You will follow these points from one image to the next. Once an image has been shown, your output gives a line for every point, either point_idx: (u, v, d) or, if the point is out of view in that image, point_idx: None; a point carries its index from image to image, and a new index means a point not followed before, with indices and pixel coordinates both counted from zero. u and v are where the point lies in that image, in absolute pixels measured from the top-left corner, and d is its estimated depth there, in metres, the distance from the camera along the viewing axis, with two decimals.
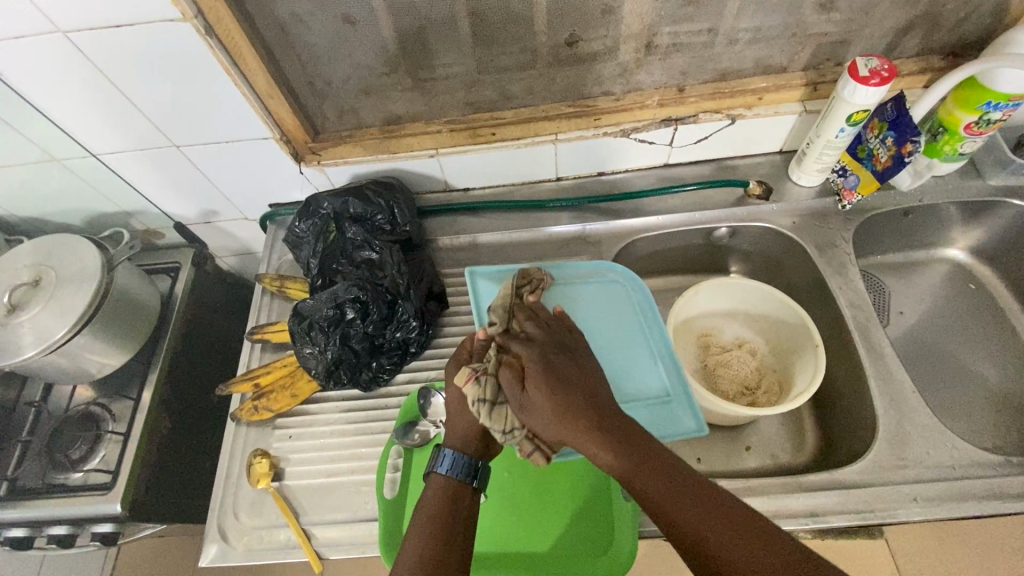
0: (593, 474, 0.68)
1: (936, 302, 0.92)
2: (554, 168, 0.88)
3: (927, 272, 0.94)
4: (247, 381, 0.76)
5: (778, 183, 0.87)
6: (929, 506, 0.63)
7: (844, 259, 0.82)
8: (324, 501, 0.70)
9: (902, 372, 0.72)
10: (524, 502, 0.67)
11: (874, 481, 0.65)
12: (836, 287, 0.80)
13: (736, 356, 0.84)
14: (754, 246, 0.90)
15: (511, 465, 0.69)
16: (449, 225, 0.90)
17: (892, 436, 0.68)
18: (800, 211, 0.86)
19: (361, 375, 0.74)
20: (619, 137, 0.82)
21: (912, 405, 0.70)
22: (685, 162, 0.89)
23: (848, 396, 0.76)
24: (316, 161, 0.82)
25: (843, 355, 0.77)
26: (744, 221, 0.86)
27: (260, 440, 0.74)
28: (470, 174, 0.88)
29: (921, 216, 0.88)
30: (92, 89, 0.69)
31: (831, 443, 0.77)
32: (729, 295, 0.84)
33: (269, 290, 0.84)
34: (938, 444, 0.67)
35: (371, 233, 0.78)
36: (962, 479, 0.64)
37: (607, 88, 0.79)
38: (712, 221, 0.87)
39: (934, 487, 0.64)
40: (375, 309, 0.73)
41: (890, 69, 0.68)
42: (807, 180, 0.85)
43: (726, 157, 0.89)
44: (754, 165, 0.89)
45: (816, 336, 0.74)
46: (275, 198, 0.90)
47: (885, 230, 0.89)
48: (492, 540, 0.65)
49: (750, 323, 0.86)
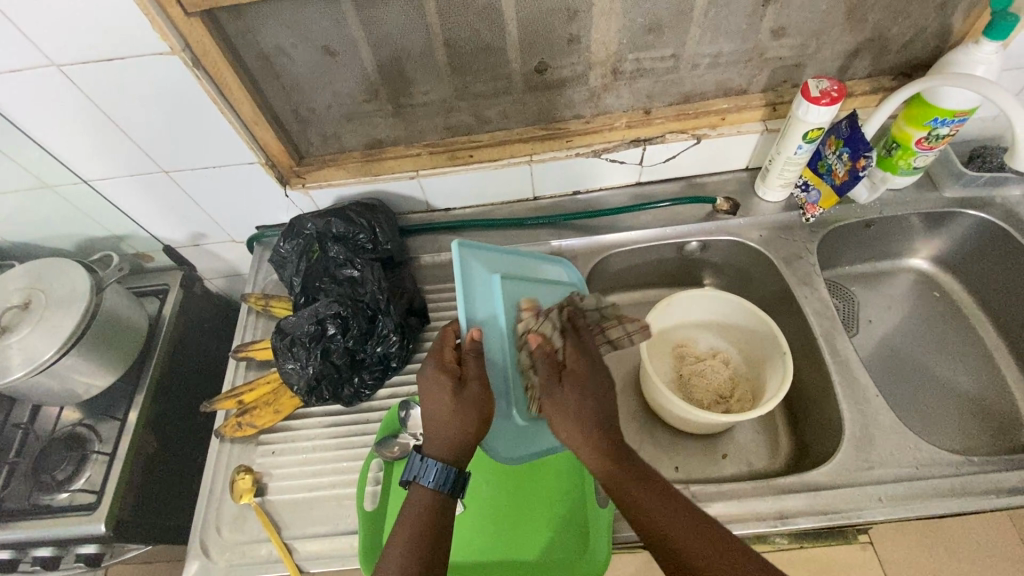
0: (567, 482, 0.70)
1: (903, 309, 0.95)
2: (530, 188, 0.92)
3: (894, 281, 0.97)
4: (232, 398, 0.77)
5: (745, 199, 0.91)
6: (893, 506, 0.65)
7: (809, 269, 0.85)
8: (305, 514, 0.71)
9: (866, 377, 0.74)
10: (505, 508, 0.69)
11: (842, 482, 0.67)
12: (802, 297, 0.82)
13: (709, 365, 0.87)
14: (725, 259, 0.93)
15: (488, 476, 0.71)
16: (431, 243, 0.93)
17: (858, 438, 0.70)
18: (766, 224, 0.90)
19: (343, 390, 0.76)
20: (591, 158, 0.86)
21: (876, 407, 0.72)
22: (657, 180, 0.93)
23: (817, 401, 0.78)
24: (300, 184, 0.86)
25: (811, 361, 0.80)
26: (714, 235, 0.90)
27: (244, 456, 0.75)
28: (449, 194, 0.91)
29: (882, 228, 0.91)
30: (85, 118, 0.73)
31: (803, 448, 0.79)
32: (702, 307, 0.87)
33: (255, 309, 0.87)
34: (901, 446, 0.69)
35: (353, 251, 0.81)
36: (925, 478, 0.66)
37: (577, 111, 0.84)
38: (682, 236, 0.90)
39: (898, 487, 0.66)
40: (356, 324, 0.75)
41: (839, 90, 0.72)
42: (772, 195, 0.88)
43: (695, 175, 0.93)
44: (722, 182, 0.93)
45: (784, 344, 0.77)
46: (261, 220, 0.93)
47: (850, 241, 0.93)
48: (473, 546, 0.67)
49: (723, 334, 0.88)
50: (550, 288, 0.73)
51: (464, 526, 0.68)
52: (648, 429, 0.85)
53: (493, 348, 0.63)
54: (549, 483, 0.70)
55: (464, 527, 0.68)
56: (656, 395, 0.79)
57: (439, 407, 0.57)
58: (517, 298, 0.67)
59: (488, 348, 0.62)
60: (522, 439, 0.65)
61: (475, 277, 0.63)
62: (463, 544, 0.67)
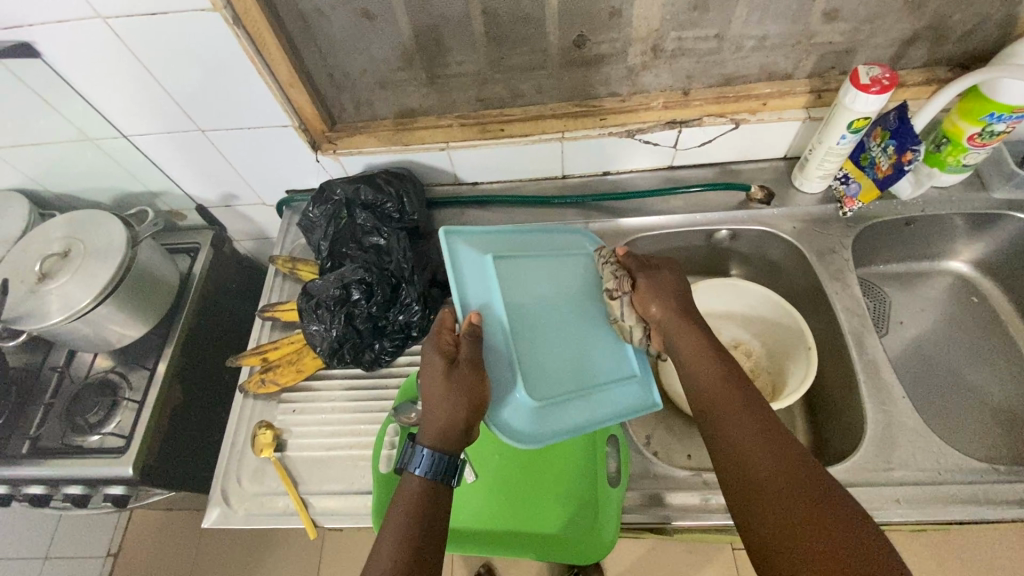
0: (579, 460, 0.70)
1: (936, 312, 0.92)
2: (560, 166, 0.91)
3: (929, 283, 0.94)
4: (256, 355, 0.79)
5: (781, 189, 0.89)
6: (911, 509, 0.64)
7: (842, 264, 0.82)
8: (322, 472, 0.73)
9: (894, 378, 0.72)
10: (510, 485, 0.69)
11: (859, 481, 0.66)
12: (833, 292, 0.80)
13: (730, 356, 0.86)
14: (754, 250, 0.91)
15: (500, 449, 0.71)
16: (456, 216, 0.93)
17: (880, 438, 0.69)
18: (800, 216, 0.87)
19: (363, 355, 0.77)
20: (624, 138, 0.84)
21: (902, 409, 0.70)
22: (690, 164, 0.91)
23: (839, 399, 0.76)
24: (332, 150, 0.86)
25: (837, 358, 0.78)
26: (745, 224, 0.88)
27: (265, 412, 0.78)
28: (477, 168, 0.91)
29: (923, 226, 0.88)
30: (129, 73, 0.74)
31: (820, 445, 0.78)
32: (727, 296, 0.85)
33: (282, 271, 0.88)
34: (924, 449, 0.67)
35: (380, 219, 0.81)
36: (945, 483, 0.65)
37: (613, 89, 0.82)
38: (713, 223, 0.88)
39: (917, 490, 0.65)
40: (380, 291, 0.76)
41: (891, 78, 0.69)
42: (809, 186, 0.86)
43: (730, 161, 0.91)
44: (758, 170, 0.90)
45: (809, 339, 0.75)
46: (292, 184, 0.95)
47: (887, 238, 0.89)
48: (469, 516, 0.68)
49: (747, 326, 0.87)
50: (566, 263, 0.73)
51: (463, 496, 0.69)
52: (662, 416, 0.84)
53: (494, 331, 0.63)
54: (561, 465, 0.70)
55: (464, 499, 0.69)
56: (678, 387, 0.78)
57: (436, 396, 0.57)
58: (518, 272, 0.67)
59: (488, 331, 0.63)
60: (556, 419, 0.63)
61: (463, 259, 0.65)
62: (460, 513, 0.68)
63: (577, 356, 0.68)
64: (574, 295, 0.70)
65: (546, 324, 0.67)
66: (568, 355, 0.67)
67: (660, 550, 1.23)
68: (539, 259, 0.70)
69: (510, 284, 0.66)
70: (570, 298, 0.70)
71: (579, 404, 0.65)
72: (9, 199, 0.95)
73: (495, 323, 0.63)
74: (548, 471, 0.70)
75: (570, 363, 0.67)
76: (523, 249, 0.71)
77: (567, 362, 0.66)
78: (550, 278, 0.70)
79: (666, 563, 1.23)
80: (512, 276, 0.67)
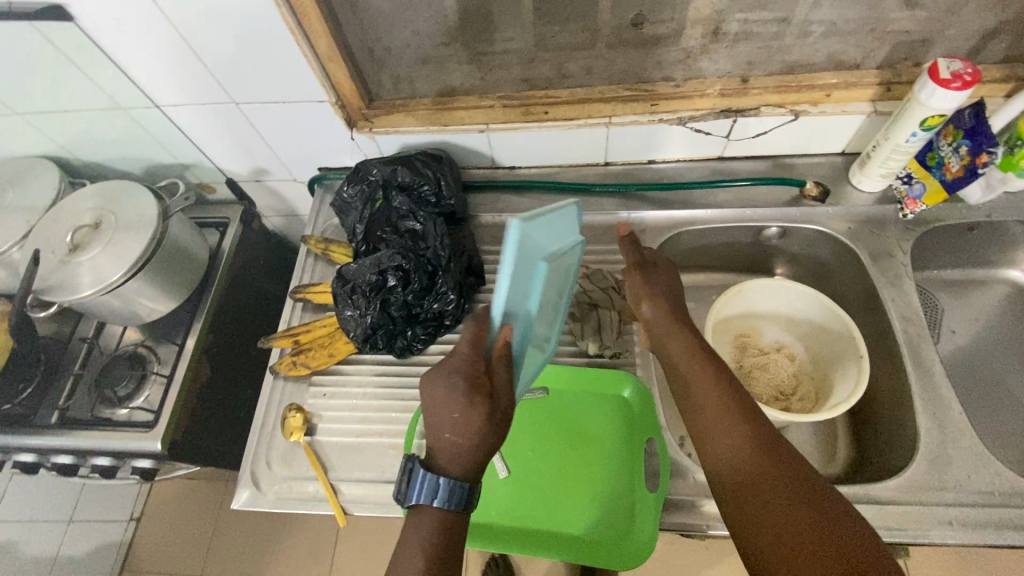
0: (616, 461, 0.68)
1: (991, 323, 0.88)
2: (603, 153, 0.87)
3: (986, 292, 0.89)
4: (288, 338, 0.78)
5: (836, 186, 0.84)
6: (964, 531, 0.61)
7: (899, 269, 0.78)
8: (352, 459, 0.72)
9: (951, 392, 0.69)
10: (540, 481, 0.68)
11: (909, 499, 0.63)
12: (888, 298, 0.76)
13: (773, 359, 0.83)
14: (803, 249, 0.87)
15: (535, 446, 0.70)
16: (492, 202, 0.90)
17: (933, 456, 0.65)
18: (856, 216, 0.83)
19: (396, 341, 0.75)
20: (675, 125, 0.80)
21: (958, 426, 0.67)
22: (740, 156, 0.87)
23: (889, 411, 0.73)
24: (367, 128, 0.83)
25: (889, 368, 0.74)
26: (796, 221, 0.84)
27: (295, 395, 0.76)
28: (517, 152, 0.87)
29: (987, 233, 0.83)
30: (164, 40, 0.71)
31: (864, 457, 0.76)
32: (772, 297, 0.82)
33: (314, 252, 0.86)
34: (981, 469, 0.64)
35: (417, 203, 0.79)
36: (1003, 507, 0.62)
37: (667, 73, 0.77)
38: (762, 219, 0.84)
39: (972, 513, 0.62)
40: (416, 279, 0.73)
41: (975, 73, 0.64)
42: (868, 184, 0.81)
43: (783, 155, 0.86)
44: (812, 166, 0.86)
45: (863, 347, 0.71)
46: (325, 161, 0.92)
47: (947, 243, 0.85)
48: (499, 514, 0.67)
49: (790, 328, 0.84)
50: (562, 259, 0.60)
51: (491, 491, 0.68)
52: None
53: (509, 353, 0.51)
54: (597, 465, 0.68)
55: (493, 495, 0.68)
56: None
57: (457, 422, 0.51)
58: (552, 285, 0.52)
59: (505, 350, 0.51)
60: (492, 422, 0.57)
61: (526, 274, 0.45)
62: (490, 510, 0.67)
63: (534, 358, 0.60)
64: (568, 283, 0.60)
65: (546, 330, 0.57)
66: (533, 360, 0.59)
67: (679, 546, 1.22)
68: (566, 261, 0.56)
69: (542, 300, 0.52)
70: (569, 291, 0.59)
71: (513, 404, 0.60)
72: (39, 165, 0.94)
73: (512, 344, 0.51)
74: (580, 469, 0.68)
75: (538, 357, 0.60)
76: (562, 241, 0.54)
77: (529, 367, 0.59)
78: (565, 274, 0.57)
79: (685, 559, 1.21)
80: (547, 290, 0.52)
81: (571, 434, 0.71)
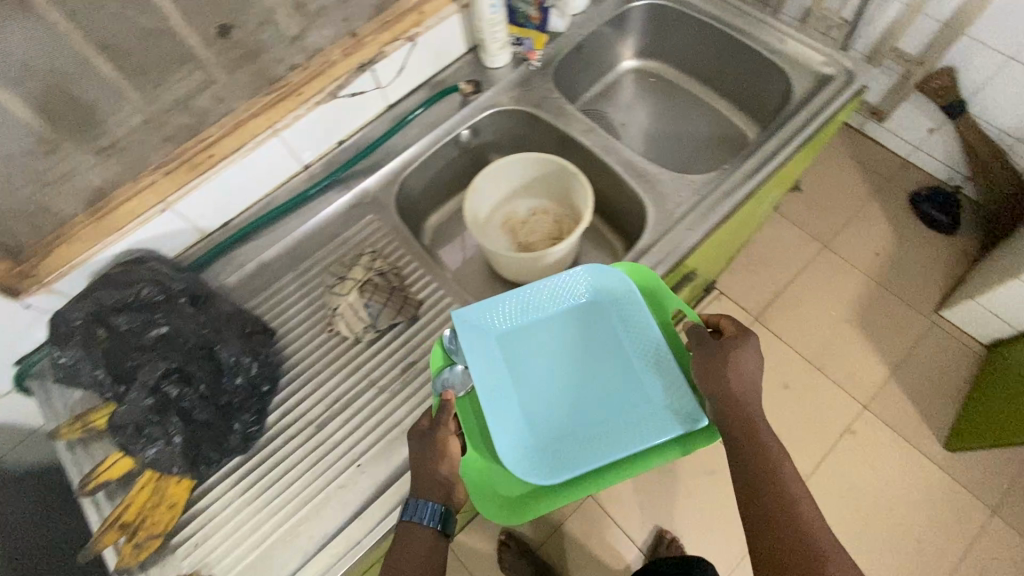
0: (651, 366, 0.74)
1: (638, 104, 1.15)
2: (293, 160, 0.88)
3: (621, 87, 1.15)
4: (113, 529, 0.66)
5: (482, 74, 0.98)
6: (700, 226, 0.81)
7: (558, 103, 0.97)
8: (268, 567, 0.65)
9: (636, 156, 0.90)
10: (593, 421, 0.72)
11: (659, 236, 0.82)
12: (566, 125, 0.94)
13: (533, 224, 0.99)
14: (498, 133, 1.01)
15: (567, 396, 0.74)
16: (228, 264, 0.85)
17: (654, 199, 0.85)
18: (509, 85, 0.98)
19: (227, 440, 0.69)
20: (330, 101, 0.85)
21: (653, 173, 0.88)
22: (402, 96, 0.96)
23: (619, 195, 0.92)
24: (36, 284, 0.71)
25: (599, 169, 0.93)
26: (476, 116, 0.96)
27: (168, 571, 0.65)
28: (217, 208, 0.83)
29: (592, 48, 1.06)
30: None
31: (631, 236, 0.94)
32: (502, 181, 0.94)
33: (76, 439, 0.73)
34: (682, 186, 0.86)
35: (147, 311, 0.71)
36: (707, 197, 0.83)
37: (289, 63, 0.82)
38: (452, 129, 0.95)
39: (696, 213, 0.82)
40: (196, 369, 0.69)
41: None
42: (499, 61, 0.97)
43: (431, 76, 0.98)
44: (457, 71, 0.99)
45: (572, 169, 0.88)
46: (15, 352, 0.76)
47: (576, 70, 1.06)
48: (497, 484, 0.69)
49: (531, 194, 0.98)
50: (574, 319, 0.78)
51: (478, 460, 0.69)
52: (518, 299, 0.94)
53: (586, 420, 0.72)
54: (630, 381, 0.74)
55: (489, 460, 0.70)
56: (516, 267, 0.88)
57: (428, 473, 0.64)
58: (611, 372, 0.75)
59: (594, 420, 0.72)
60: (529, 455, 0.70)
61: (653, 402, 0.72)
62: (489, 483, 0.68)
63: (545, 382, 0.75)
64: (607, 337, 0.77)
65: (595, 381, 0.75)
66: (552, 388, 0.75)
67: None
68: (615, 345, 0.77)
69: (606, 383, 0.75)
70: (611, 347, 0.77)
71: (523, 423, 0.72)
72: None
73: (586, 419, 0.72)
74: (622, 390, 0.74)
75: (553, 383, 0.75)
76: (647, 353, 0.75)
77: (546, 396, 0.74)
78: (623, 365, 0.75)
79: None
80: (616, 378, 0.75)
81: (590, 367, 0.76)
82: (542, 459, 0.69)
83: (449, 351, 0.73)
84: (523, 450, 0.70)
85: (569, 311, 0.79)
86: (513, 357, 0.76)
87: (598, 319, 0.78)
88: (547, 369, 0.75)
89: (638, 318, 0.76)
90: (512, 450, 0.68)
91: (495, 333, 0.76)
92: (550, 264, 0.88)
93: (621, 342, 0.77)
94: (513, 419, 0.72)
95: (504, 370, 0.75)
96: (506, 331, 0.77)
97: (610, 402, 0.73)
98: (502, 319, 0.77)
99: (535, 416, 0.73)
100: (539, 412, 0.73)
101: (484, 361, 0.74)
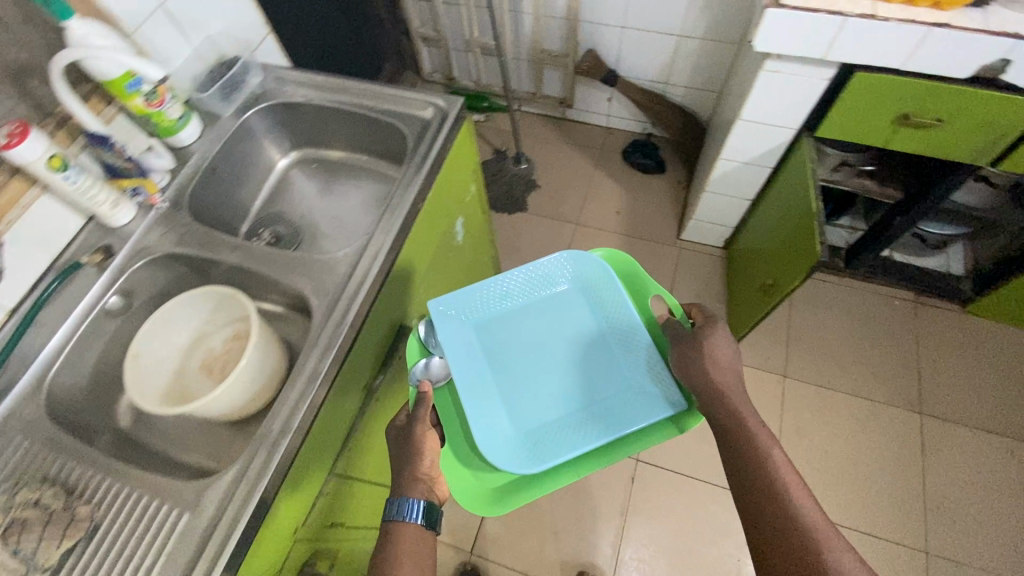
0: (636, 348, 0.88)
1: (312, 192, 1.17)
2: None
3: (290, 183, 1.18)
4: None
5: (111, 236, 0.93)
6: (360, 297, 0.84)
7: (201, 231, 0.95)
8: None
9: (288, 255, 0.92)
10: (586, 412, 0.84)
11: (327, 321, 0.83)
12: (215, 250, 0.92)
13: (230, 354, 0.92)
14: (160, 284, 0.97)
15: (556, 388, 0.86)
16: None
17: (315, 288, 0.87)
18: (146, 235, 0.94)
19: None
20: None
21: (309, 263, 0.90)
22: (24, 294, 0.87)
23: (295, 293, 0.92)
24: None
25: (266, 278, 0.93)
26: (118, 280, 0.91)
27: None
28: None
29: (230, 164, 1.08)
30: None
31: None
32: (170, 333, 0.91)
33: None
34: (336, 265, 0.89)
35: None
36: (359, 266, 0.87)
37: None
38: (93, 305, 0.89)
39: (353, 286, 0.85)
40: None
41: (21, 127, 0.77)
42: (123, 217, 0.93)
43: (52, 260, 0.90)
44: (82, 243, 0.93)
45: (223, 289, 0.88)
46: None
47: (220, 190, 1.07)
48: (476, 477, 0.78)
49: (215, 327, 0.94)
50: (560, 313, 0.93)
51: (461, 459, 0.79)
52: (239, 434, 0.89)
53: (575, 409, 0.84)
54: (619, 367, 0.87)
55: (474, 462, 0.79)
56: (203, 411, 0.81)
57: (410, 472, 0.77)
58: (600, 362, 0.88)
59: (579, 409, 0.84)
60: (522, 451, 0.80)
61: (636, 390, 0.84)
62: (473, 478, 0.78)
63: (530, 380, 0.87)
64: (586, 330, 0.91)
65: (576, 374, 0.88)
66: (536, 383, 0.87)
67: None
68: (600, 340, 0.90)
69: (589, 374, 0.87)
70: (591, 341, 0.90)
71: (511, 418, 0.84)
72: None
73: (571, 414, 0.84)
74: (608, 369, 0.87)
75: (541, 376, 0.87)
76: (631, 347, 0.88)
77: (530, 392, 0.86)
78: (606, 356, 0.88)
79: None
80: (599, 370, 0.87)
81: (572, 357, 0.89)
82: (530, 450, 0.80)
83: (425, 345, 0.87)
84: (509, 444, 0.80)
85: (560, 312, 0.93)
86: (510, 352, 0.89)
87: (551, 315, 0.93)
88: (531, 357, 0.89)
89: (615, 309, 0.91)
90: (496, 444, 0.79)
91: (474, 327, 0.90)
92: (237, 391, 0.82)
93: (598, 334, 0.90)
94: (498, 412, 0.84)
95: (499, 364, 0.88)
96: (490, 328, 0.91)
97: (588, 389, 0.86)
98: (488, 316, 0.92)
99: (537, 410, 0.84)
100: (521, 404, 0.85)
101: (472, 367, 0.86)
